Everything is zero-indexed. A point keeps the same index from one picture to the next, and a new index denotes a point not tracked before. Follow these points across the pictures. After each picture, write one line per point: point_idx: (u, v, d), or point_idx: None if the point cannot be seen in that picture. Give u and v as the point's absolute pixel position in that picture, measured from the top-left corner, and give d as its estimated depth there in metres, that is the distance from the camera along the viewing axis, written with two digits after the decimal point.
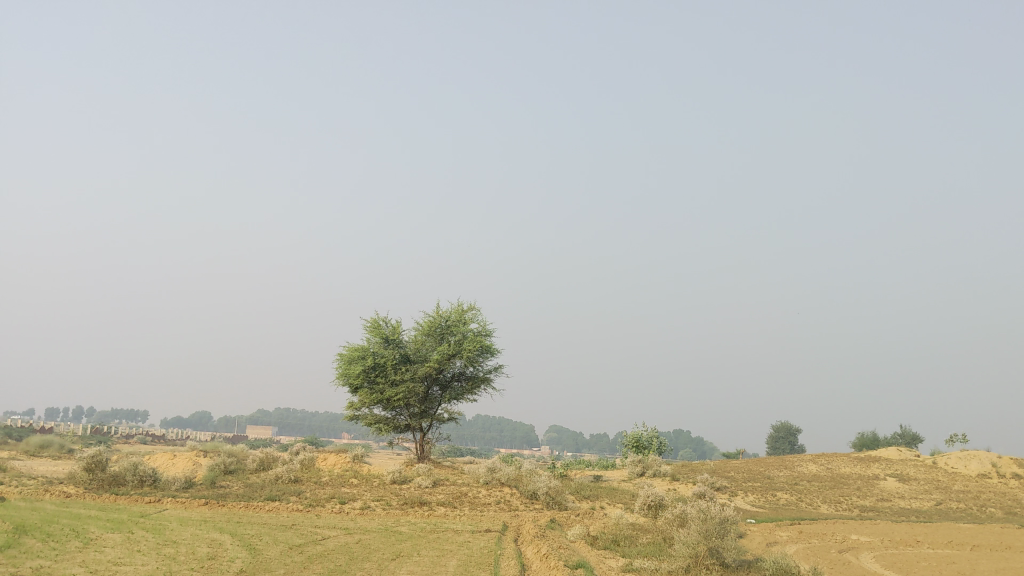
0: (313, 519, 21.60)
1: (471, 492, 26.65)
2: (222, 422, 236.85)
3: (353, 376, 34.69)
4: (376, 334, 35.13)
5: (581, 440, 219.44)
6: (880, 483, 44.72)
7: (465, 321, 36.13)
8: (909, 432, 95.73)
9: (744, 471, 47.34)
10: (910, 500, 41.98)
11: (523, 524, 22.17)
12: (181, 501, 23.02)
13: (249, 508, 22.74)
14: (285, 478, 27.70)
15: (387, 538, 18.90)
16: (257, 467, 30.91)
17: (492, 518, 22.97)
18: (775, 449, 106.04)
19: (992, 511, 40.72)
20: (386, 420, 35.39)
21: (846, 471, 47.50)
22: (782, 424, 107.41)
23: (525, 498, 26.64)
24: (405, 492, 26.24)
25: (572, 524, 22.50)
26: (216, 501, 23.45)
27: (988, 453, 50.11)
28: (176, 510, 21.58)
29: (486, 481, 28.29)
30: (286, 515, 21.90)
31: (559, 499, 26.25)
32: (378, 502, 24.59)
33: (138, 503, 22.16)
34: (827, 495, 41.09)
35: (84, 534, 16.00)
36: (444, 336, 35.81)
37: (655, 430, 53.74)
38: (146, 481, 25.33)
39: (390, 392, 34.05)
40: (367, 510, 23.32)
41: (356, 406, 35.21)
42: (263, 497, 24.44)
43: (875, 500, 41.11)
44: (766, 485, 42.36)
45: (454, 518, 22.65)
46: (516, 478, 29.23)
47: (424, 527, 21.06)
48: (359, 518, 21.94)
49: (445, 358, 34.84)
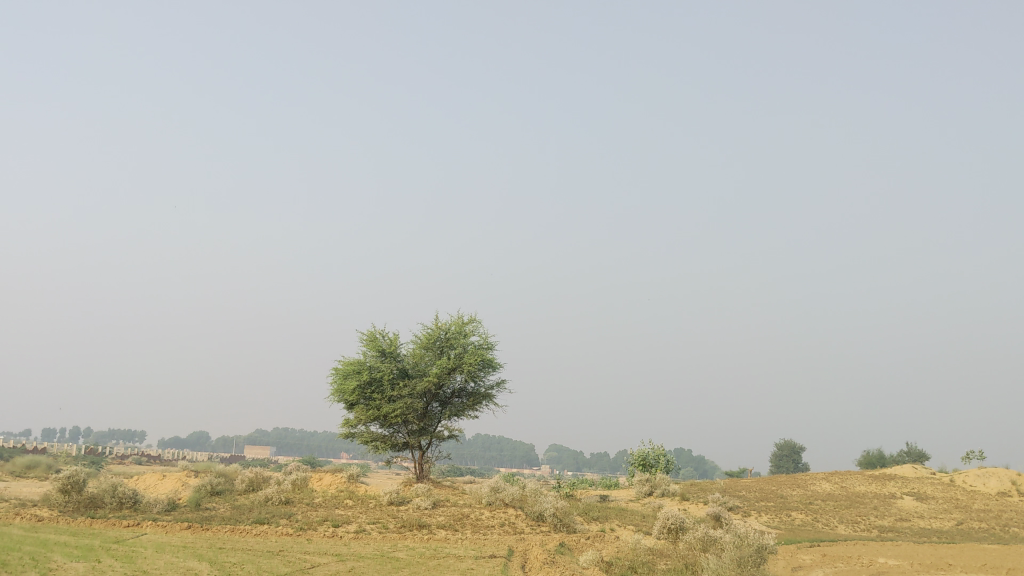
0: (304, 545, 19.97)
1: (473, 514, 25.03)
2: (220, 442, 234.73)
3: (348, 392, 33.13)
4: (373, 348, 33.55)
5: (582, 459, 217.30)
6: (897, 502, 43.06)
7: (465, 333, 34.57)
8: (916, 449, 94.29)
9: (755, 489, 45.64)
10: (930, 520, 40.29)
11: (529, 549, 20.55)
12: (162, 524, 21.44)
13: (235, 533, 21.14)
14: (275, 500, 26.07)
15: (381, 566, 17.27)
16: (246, 488, 29.27)
17: (497, 542, 21.35)
18: (779, 466, 104.20)
19: (1016, 531, 39.00)
20: (384, 438, 33.79)
21: (861, 490, 45.80)
22: (785, 441, 105.81)
23: (531, 520, 25.04)
24: (403, 514, 24.63)
25: (583, 549, 20.94)
26: (199, 524, 21.83)
27: (1007, 470, 48.48)
28: (156, 535, 20.00)
29: (489, 502, 26.69)
30: (274, 541, 20.25)
31: (567, 522, 24.64)
32: (374, 525, 23.02)
33: (115, 528, 20.54)
34: (843, 515, 39.39)
35: (45, 564, 14.39)
36: (443, 350, 34.20)
37: (662, 448, 52.10)
38: (125, 503, 23.66)
39: (386, 408, 32.52)
40: (362, 534, 21.70)
41: (352, 423, 33.63)
42: (250, 520, 22.81)
43: (894, 520, 39.41)
44: (779, 504, 40.71)
45: (455, 543, 21.01)
46: (521, 498, 27.60)
47: (424, 553, 19.43)
48: (353, 543, 20.31)
49: (444, 372, 33.25)
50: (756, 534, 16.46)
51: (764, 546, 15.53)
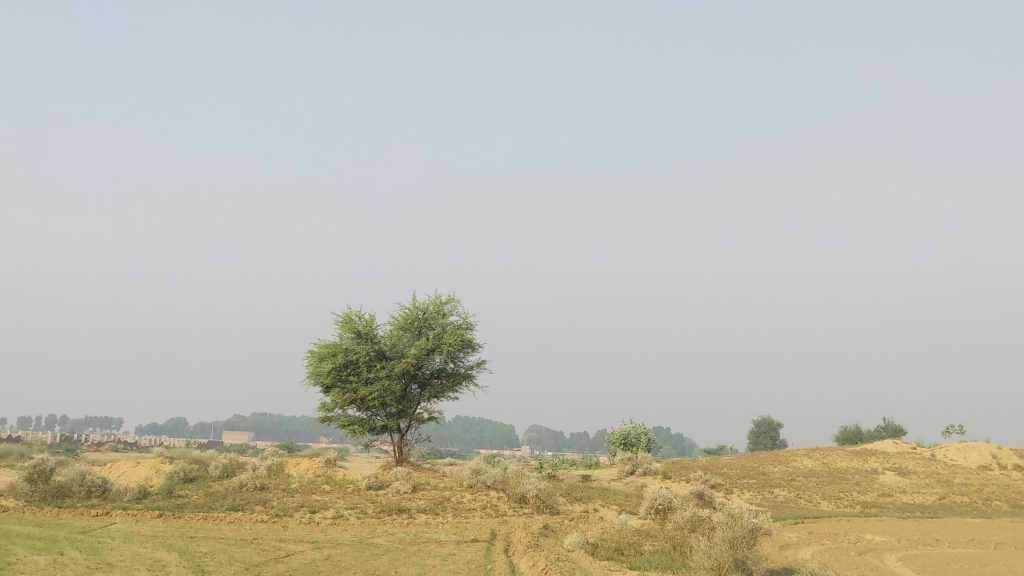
0: (279, 532, 19.33)
1: (454, 497, 24.45)
2: (197, 428, 233.31)
3: (324, 375, 32.44)
4: (349, 330, 32.86)
5: (561, 439, 217.57)
6: (879, 478, 42.94)
7: (444, 314, 33.93)
8: (893, 424, 94.78)
9: (738, 467, 45.37)
10: (912, 495, 40.18)
11: (512, 532, 20.00)
12: (131, 513, 20.74)
13: (208, 521, 20.47)
14: (250, 486, 25.38)
15: (360, 553, 16.63)
16: (220, 474, 28.57)
17: (479, 526, 20.78)
18: (757, 443, 104.44)
19: (998, 505, 38.91)
20: (362, 421, 33.16)
21: (843, 466, 45.66)
22: (764, 418, 106.05)
23: (513, 502, 24.51)
24: (382, 498, 24.03)
25: (568, 531, 20.41)
26: (171, 513, 21.15)
27: (987, 444, 48.53)
28: (125, 524, 19.33)
29: (470, 485, 26.12)
30: (249, 529, 19.61)
31: (550, 503, 24.12)
32: (352, 510, 22.41)
33: (83, 518, 19.84)
34: (826, 491, 39.16)
35: (2, 558, 13.66)
36: (421, 331, 33.54)
37: (643, 427, 51.74)
38: (94, 491, 22.91)
39: (364, 391, 31.88)
40: (340, 520, 21.08)
41: (329, 407, 32.96)
42: (224, 507, 22.14)
43: (877, 496, 39.25)
44: (762, 481, 40.42)
45: (436, 527, 20.46)
46: (502, 479, 27.03)
47: (404, 539, 18.84)
48: (330, 529, 19.71)
49: (423, 353, 32.61)
50: (746, 512, 15.91)
51: (756, 525, 14.96)
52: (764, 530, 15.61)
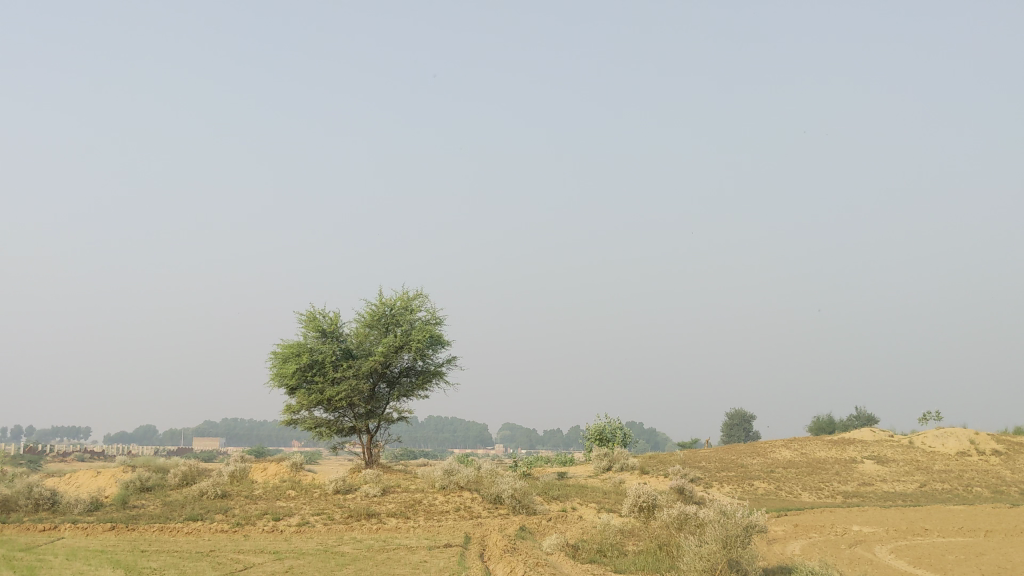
0: (238, 542, 18.16)
1: (426, 499, 23.34)
2: (167, 436, 230.19)
3: (288, 377, 31.21)
4: (313, 328, 31.63)
5: (534, 436, 216.79)
6: (858, 467, 42.34)
7: (411, 309, 32.82)
8: (864, 413, 94.63)
9: (716, 460, 44.62)
10: (893, 483, 39.58)
11: (487, 535, 18.97)
12: (82, 527, 19.47)
13: (163, 532, 19.26)
14: (211, 494, 24.11)
15: (324, 564, 15.47)
16: (180, 482, 27.24)
17: (453, 530, 19.73)
18: (731, 436, 104.03)
19: (979, 491, 38.35)
20: (329, 423, 31.99)
21: (822, 456, 45.03)
22: (736, 411, 105.73)
23: (488, 503, 23.44)
24: (350, 503, 22.91)
25: (545, 532, 19.41)
26: (125, 525, 19.87)
27: (965, 430, 48.11)
28: (74, 539, 18.12)
29: (442, 486, 25.02)
30: (207, 540, 18.43)
31: (526, 503, 23.09)
32: (319, 516, 21.28)
33: (29, 533, 18.59)
34: (806, 482, 38.47)
35: None
36: (389, 328, 32.39)
37: (619, 421, 50.89)
38: (42, 504, 21.52)
39: (330, 391, 30.70)
40: (306, 527, 19.96)
41: (294, 409, 31.74)
42: (182, 517, 20.89)
43: (858, 485, 38.60)
44: (742, 474, 39.63)
45: (407, 532, 19.38)
46: (476, 479, 25.94)
47: (372, 546, 17.76)
48: (293, 538, 18.58)
49: (391, 351, 31.48)
50: (738, 508, 14.93)
51: (749, 522, 14.01)
52: (757, 525, 14.63)
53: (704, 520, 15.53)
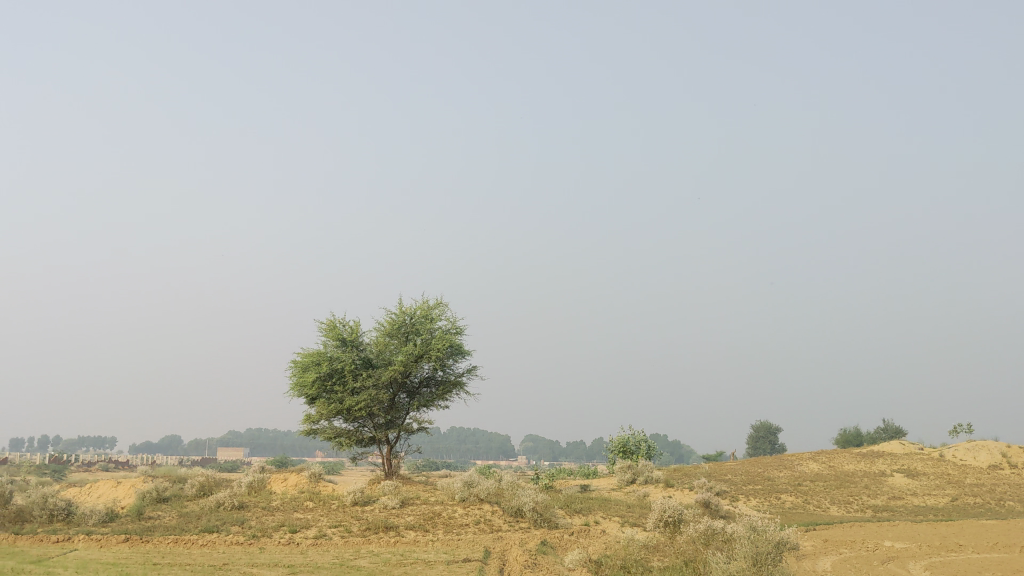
0: (253, 555, 17.77)
1: (445, 512, 22.87)
2: (191, 446, 230.99)
3: (307, 386, 30.87)
4: (333, 337, 31.29)
5: (558, 448, 215.89)
6: (887, 480, 41.47)
7: (432, 318, 32.41)
8: (891, 425, 93.31)
9: (742, 473, 43.88)
10: (924, 497, 38.69)
11: (507, 549, 18.47)
12: (96, 538, 19.14)
13: (178, 544, 18.90)
14: (228, 505, 23.75)
15: None
16: (197, 493, 26.91)
17: (472, 544, 19.24)
18: (756, 448, 102.88)
19: (1012, 505, 37.41)
20: (349, 433, 31.62)
21: (850, 469, 44.18)
22: (762, 423, 104.61)
23: (508, 516, 22.94)
24: (368, 515, 22.49)
25: (567, 547, 18.89)
26: (139, 537, 19.51)
27: (997, 443, 47.09)
28: (87, 551, 17.79)
29: (462, 499, 24.55)
30: (222, 552, 18.04)
31: (548, 517, 22.55)
32: (336, 529, 20.86)
33: (41, 545, 18.27)
34: (835, 496, 37.67)
35: None
36: (409, 337, 32.00)
37: (643, 433, 50.24)
38: (57, 515, 21.21)
39: (350, 401, 30.34)
40: (323, 540, 19.54)
41: (314, 419, 31.39)
42: (197, 529, 20.53)
43: (887, 499, 37.75)
44: (768, 487, 38.88)
45: (425, 546, 18.91)
46: (497, 492, 25.44)
47: (389, 560, 17.29)
48: (309, 551, 18.16)
49: (410, 360, 31.09)
50: (769, 524, 14.37)
51: (780, 538, 13.46)
52: (788, 542, 14.07)
53: (733, 537, 14.93)
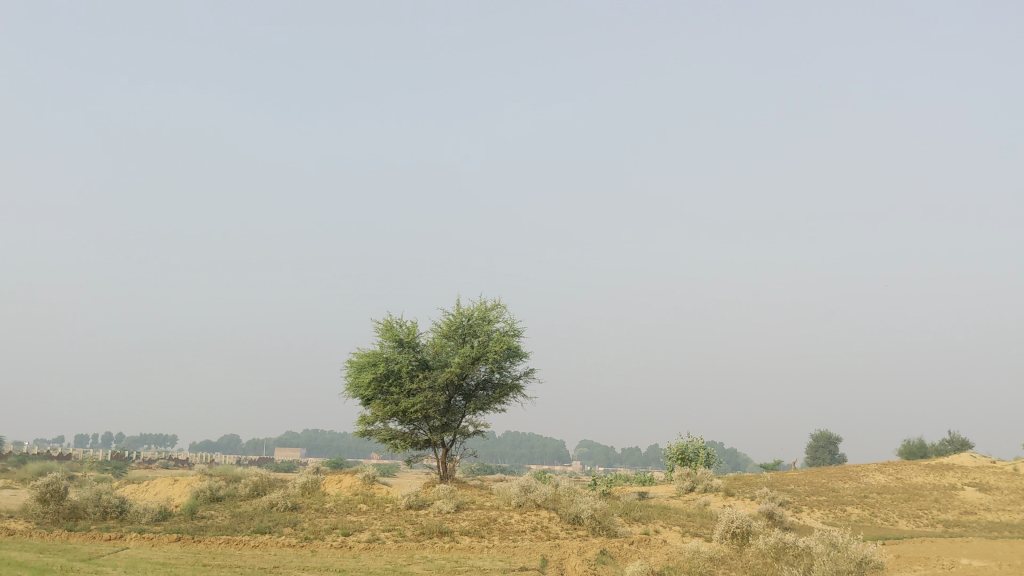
0: (305, 558, 17.34)
1: (501, 518, 22.27)
2: (249, 446, 233.81)
3: (363, 387, 30.55)
4: (389, 338, 30.91)
5: (612, 454, 214.29)
6: (959, 494, 39.95)
7: (489, 320, 31.87)
8: (958, 437, 90.53)
9: (805, 483, 42.67)
10: (997, 513, 37.16)
11: (565, 558, 17.78)
12: (148, 537, 18.88)
13: (230, 545, 18.55)
14: (281, 506, 23.43)
15: None
16: (251, 493, 26.68)
17: (529, 551, 18.60)
18: (816, 459, 100.73)
19: None
20: (404, 435, 31.22)
21: (918, 481, 42.70)
22: (822, 432, 102.40)
23: (566, 523, 22.27)
24: (423, 519, 21.98)
25: (628, 558, 18.15)
26: (191, 536, 19.21)
27: None
28: (138, 550, 17.49)
29: (518, 504, 23.94)
30: (273, 555, 17.62)
31: (606, 525, 21.79)
32: (390, 533, 20.38)
33: (93, 543, 18.05)
34: (903, 509, 36.33)
35: None
36: (466, 339, 31.50)
37: (702, 441, 49.16)
38: (110, 512, 21.04)
39: (405, 403, 29.91)
40: (375, 543, 19.08)
41: (369, 420, 31.03)
42: (249, 529, 20.21)
43: (959, 514, 36.28)
44: (833, 498, 37.64)
45: (480, 553, 18.32)
46: (554, 498, 24.79)
47: (443, 567, 16.72)
48: (362, 555, 17.69)
49: (467, 362, 30.59)
50: (848, 540, 13.54)
51: (864, 556, 12.67)
52: (870, 560, 13.23)
53: (813, 557, 14.06)
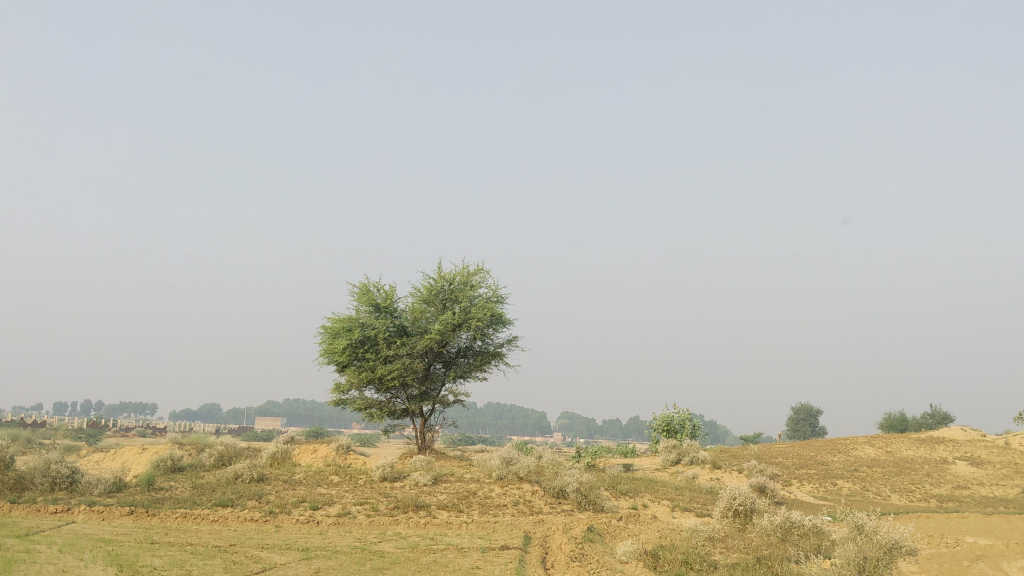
0: (266, 535, 15.89)
1: (481, 491, 20.92)
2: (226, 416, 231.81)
3: (338, 353, 29.07)
4: (366, 303, 29.44)
5: (593, 426, 214.30)
6: (951, 468, 38.97)
7: (472, 285, 30.42)
8: (939, 412, 90.17)
9: (793, 455, 41.62)
10: (991, 487, 36.18)
11: (550, 535, 16.44)
12: (98, 510, 17.40)
13: (186, 520, 17.09)
14: (246, 478, 21.99)
15: (357, 567, 13.07)
16: (216, 463, 25.18)
17: (510, 528, 17.20)
18: (796, 431, 100.12)
19: None
20: (380, 404, 29.82)
21: (909, 455, 41.72)
22: (802, 405, 101.82)
23: (549, 497, 20.96)
24: (398, 492, 20.61)
25: (618, 535, 16.85)
26: (146, 509, 17.77)
27: None
28: (84, 524, 16.06)
29: (499, 477, 22.60)
30: (233, 530, 16.20)
31: (594, 499, 20.52)
32: (361, 507, 18.99)
33: (37, 516, 16.58)
34: (895, 483, 35.27)
35: None
36: (447, 304, 30.06)
37: (688, 412, 48.02)
38: (59, 484, 19.52)
39: (382, 370, 28.50)
40: (346, 519, 17.70)
41: (343, 388, 29.59)
42: (211, 503, 18.77)
43: (952, 488, 35.27)
44: (823, 471, 36.58)
45: (458, 530, 16.94)
46: (537, 470, 23.46)
47: (417, 545, 15.33)
48: (329, 532, 16.25)
49: (448, 329, 29.15)
50: (871, 519, 12.32)
51: (892, 544, 11.43)
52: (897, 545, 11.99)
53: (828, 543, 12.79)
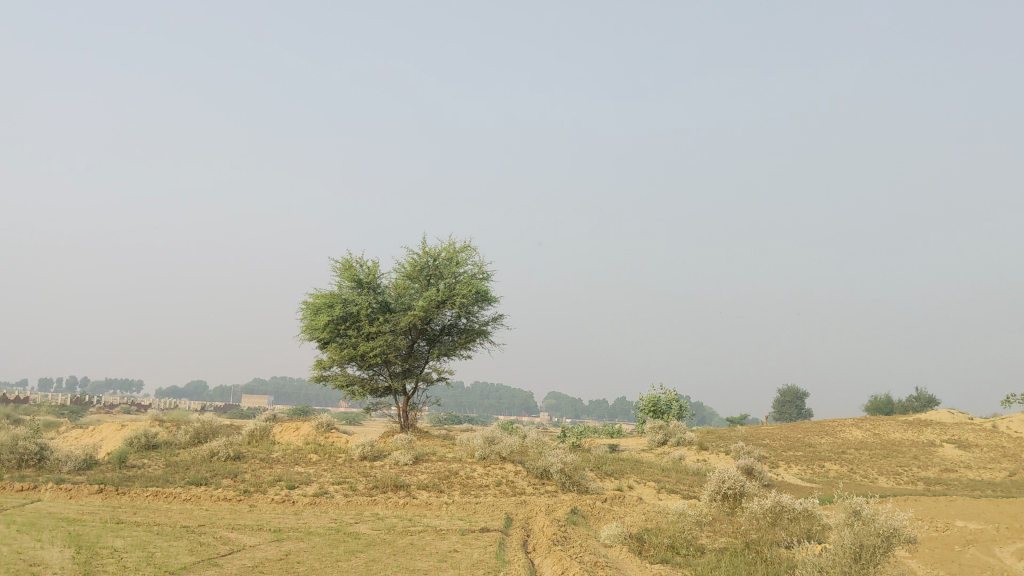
0: (239, 515, 15.35)
1: (463, 471, 20.42)
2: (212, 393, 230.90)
3: (319, 329, 28.46)
4: (348, 278, 28.80)
5: (580, 407, 214.39)
6: (938, 451, 38.70)
7: (457, 262, 29.84)
8: (925, 394, 90.26)
9: (780, 437, 41.28)
10: (979, 471, 35.91)
11: (532, 517, 15.96)
12: (66, 488, 16.82)
13: (157, 499, 16.53)
14: (222, 456, 21.42)
15: (328, 550, 12.51)
16: (192, 440, 24.60)
17: (491, 509, 16.71)
18: (782, 413, 100.09)
19: None
20: (362, 381, 29.26)
21: (896, 438, 41.44)
22: (789, 387, 101.77)
23: (533, 478, 20.47)
24: (377, 472, 20.09)
25: (603, 517, 16.38)
26: (116, 488, 17.18)
27: None
28: (49, 503, 15.48)
29: (482, 456, 22.10)
30: (205, 510, 15.65)
31: (578, 480, 20.04)
32: (339, 486, 18.48)
33: (1, 494, 15.98)
34: (883, 466, 34.96)
35: None
36: (431, 281, 29.46)
37: (675, 393, 47.63)
38: (27, 460, 18.91)
39: (364, 347, 27.93)
40: (322, 498, 17.19)
41: (324, 365, 29.00)
42: (184, 481, 18.21)
43: (939, 472, 34.98)
44: (810, 453, 36.24)
45: (438, 510, 16.46)
46: (520, 450, 22.97)
47: (395, 526, 14.82)
48: (304, 513, 15.72)
49: (432, 306, 28.57)
50: (865, 504, 11.86)
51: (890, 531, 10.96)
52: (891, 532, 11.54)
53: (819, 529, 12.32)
